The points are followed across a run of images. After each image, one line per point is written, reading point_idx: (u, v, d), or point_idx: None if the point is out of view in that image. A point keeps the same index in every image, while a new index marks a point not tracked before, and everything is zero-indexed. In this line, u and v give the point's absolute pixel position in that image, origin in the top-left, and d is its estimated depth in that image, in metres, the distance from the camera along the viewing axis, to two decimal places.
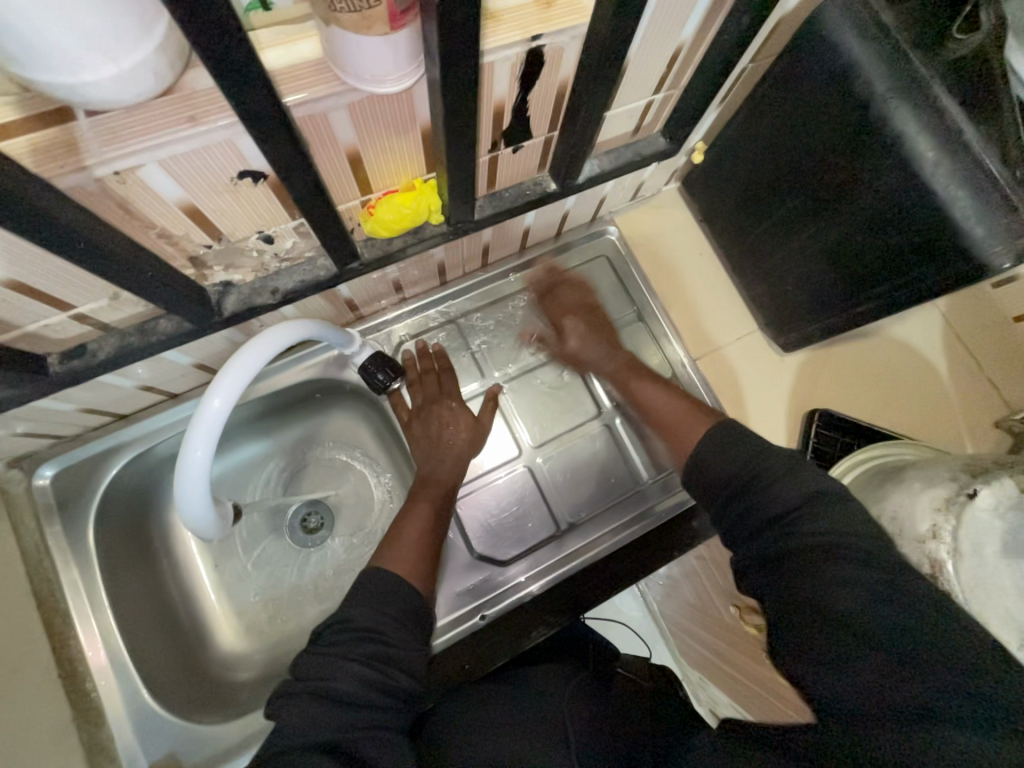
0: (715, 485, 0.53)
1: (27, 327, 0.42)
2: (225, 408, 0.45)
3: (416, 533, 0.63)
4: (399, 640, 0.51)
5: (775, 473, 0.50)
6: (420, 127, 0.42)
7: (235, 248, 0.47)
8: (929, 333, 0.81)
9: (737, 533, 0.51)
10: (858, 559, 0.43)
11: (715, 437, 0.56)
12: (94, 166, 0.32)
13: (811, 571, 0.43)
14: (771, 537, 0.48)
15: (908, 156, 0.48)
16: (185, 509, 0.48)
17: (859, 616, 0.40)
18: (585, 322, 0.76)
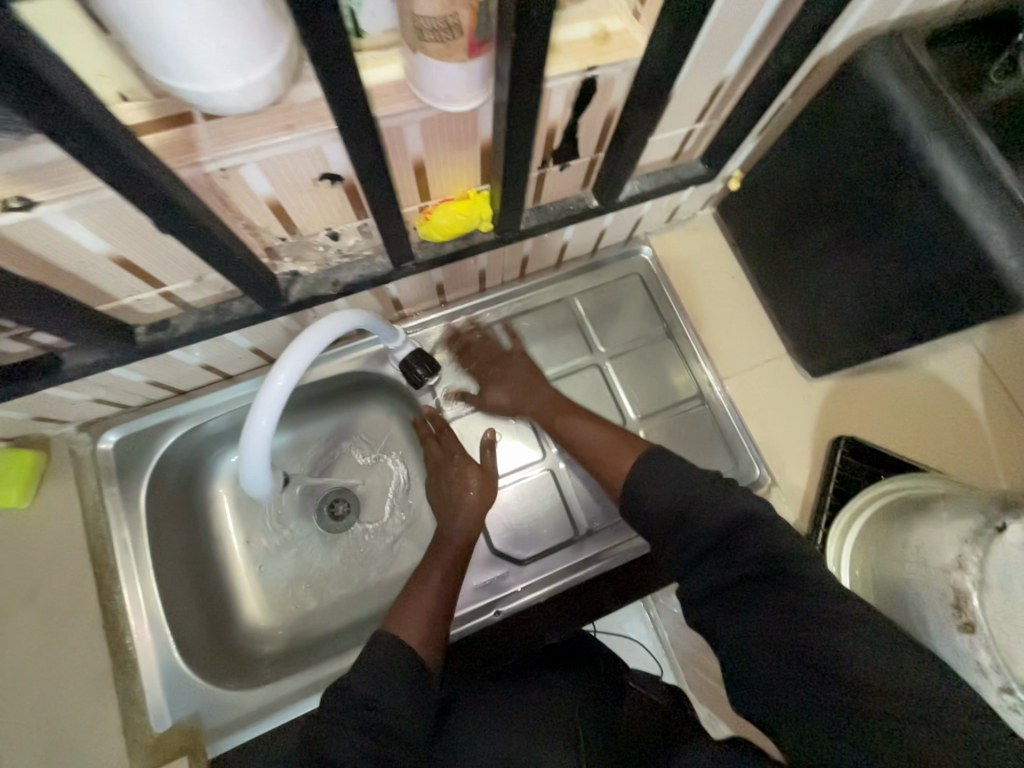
0: (653, 519, 0.55)
1: (123, 299, 0.48)
2: (287, 385, 0.50)
3: (430, 594, 0.64)
4: (401, 716, 0.52)
5: (702, 505, 0.52)
6: (480, 143, 0.47)
7: (305, 242, 0.52)
8: (964, 367, 0.80)
9: (689, 565, 0.51)
10: (803, 589, 0.44)
11: (648, 467, 0.57)
12: (205, 162, 0.37)
13: (766, 600, 0.45)
14: (726, 572, 0.48)
15: (943, 190, 0.50)
16: (246, 473, 0.53)
17: (822, 654, 0.41)
18: (510, 371, 0.77)
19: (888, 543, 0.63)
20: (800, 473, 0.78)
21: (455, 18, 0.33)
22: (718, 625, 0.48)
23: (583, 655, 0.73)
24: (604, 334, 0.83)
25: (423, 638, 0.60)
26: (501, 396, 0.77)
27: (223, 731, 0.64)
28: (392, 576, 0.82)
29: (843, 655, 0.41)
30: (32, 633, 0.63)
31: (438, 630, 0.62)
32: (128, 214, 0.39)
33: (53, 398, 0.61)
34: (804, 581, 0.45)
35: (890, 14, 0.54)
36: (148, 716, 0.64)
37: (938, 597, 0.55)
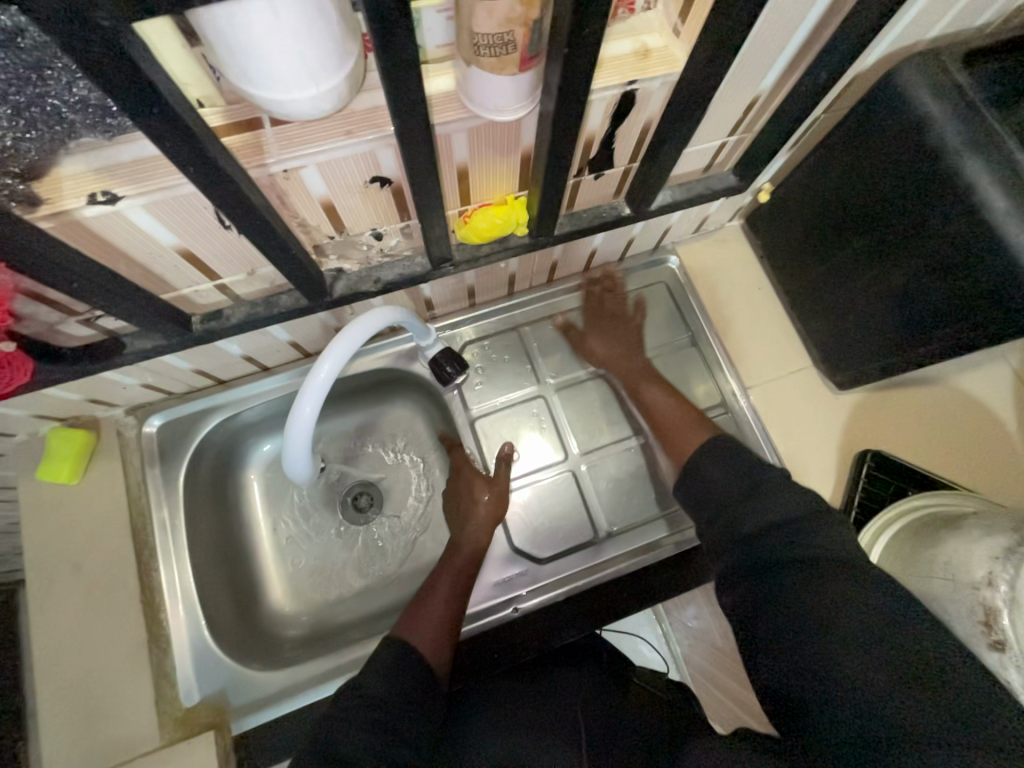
0: (717, 498, 0.57)
1: (182, 289, 0.52)
2: (331, 373, 0.52)
3: (442, 599, 0.65)
4: (406, 715, 0.52)
5: (764, 491, 0.54)
6: (522, 151, 0.49)
7: (351, 241, 0.55)
8: (998, 385, 0.79)
9: (730, 548, 0.53)
10: (846, 583, 0.46)
11: (716, 448, 0.61)
12: (271, 164, 0.40)
13: (807, 595, 0.46)
14: (764, 550, 0.51)
15: (978, 205, 0.50)
16: (288, 458, 0.56)
17: (844, 648, 0.43)
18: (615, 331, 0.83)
19: (914, 559, 0.62)
20: (825, 486, 0.77)
21: (510, 35, 0.35)
22: (756, 618, 0.49)
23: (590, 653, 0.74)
24: (629, 340, 0.85)
25: (434, 644, 0.60)
26: (600, 349, 0.81)
27: (246, 709, 0.67)
28: (413, 569, 0.84)
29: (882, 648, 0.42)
30: (78, 602, 0.67)
31: (449, 637, 0.62)
32: (198, 208, 0.42)
33: (108, 381, 0.65)
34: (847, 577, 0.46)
35: (928, 33, 0.55)
36: (177, 690, 0.67)
37: (964, 614, 0.54)
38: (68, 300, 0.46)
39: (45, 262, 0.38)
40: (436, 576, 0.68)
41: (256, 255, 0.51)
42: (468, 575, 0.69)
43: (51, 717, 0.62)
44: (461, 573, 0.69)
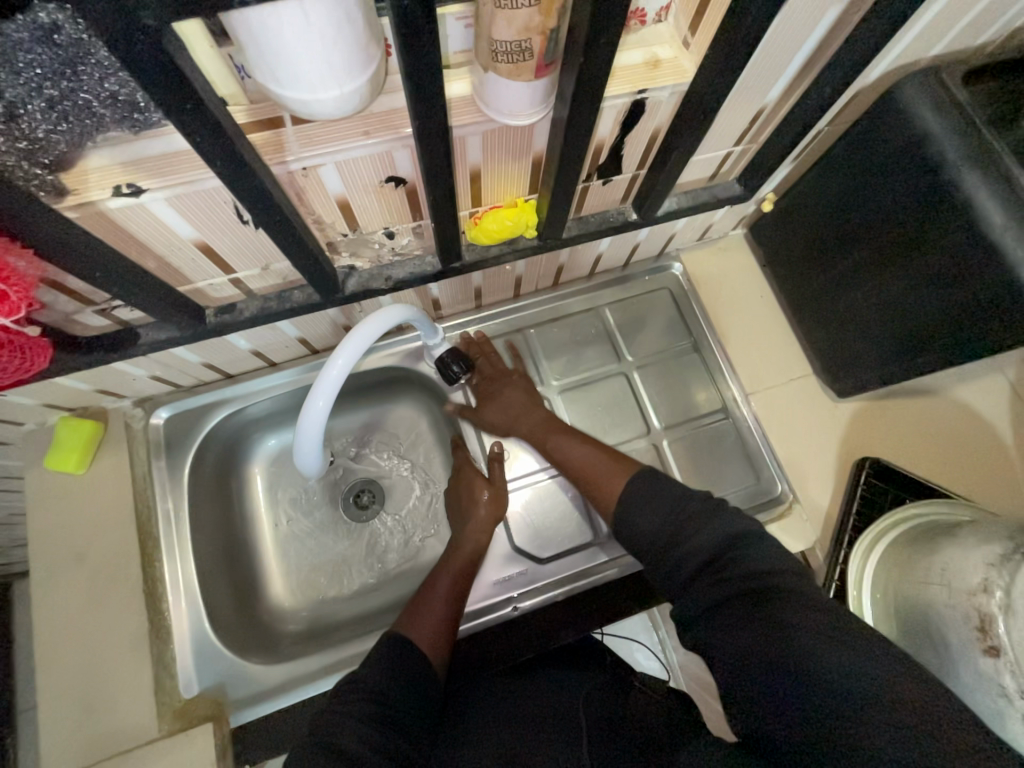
0: (645, 542, 0.56)
1: (198, 282, 0.53)
2: (343, 369, 0.53)
3: (445, 593, 0.66)
4: (405, 707, 0.52)
5: (692, 526, 0.54)
6: (533, 155, 0.51)
7: (364, 239, 0.56)
8: (995, 397, 0.80)
9: (679, 583, 0.53)
10: (792, 602, 0.46)
11: (634, 495, 0.59)
12: (291, 161, 0.42)
13: (760, 611, 0.46)
14: (709, 581, 0.51)
15: (977, 219, 0.52)
16: (300, 453, 0.57)
17: (817, 668, 0.42)
18: (506, 392, 0.77)
19: (911, 565, 0.63)
20: (822, 493, 0.78)
21: (528, 43, 0.36)
22: (712, 637, 0.48)
23: (590, 655, 0.74)
24: (632, 344, 0.86)
25: (435, 642, 0.61)
26: (497, 419, 0.77)
27: (245, 702, 0.67)
28: (413, 568, 0.84)
29: (835, 668, 0.42)
30: (80, 591, 0.67)
31: (450, 634, 0.63)
32: (220, 202, 0.43)
33: (119, 372, 0.65)
34: (795, 594, 0.47)
35: (930, 50, 0.56)
36: (177, 681, 0.67)
37: (961, 619, 0.55)
38: (88, 289, 0.47)
39: (70, 251, 0.39)
40: (435, 574, 0.69)
41: (271, 250, 0.52)
42: (467, 576, 0.69)
43: (50, 705, 0.63)
44: (461, 573, 0.69)
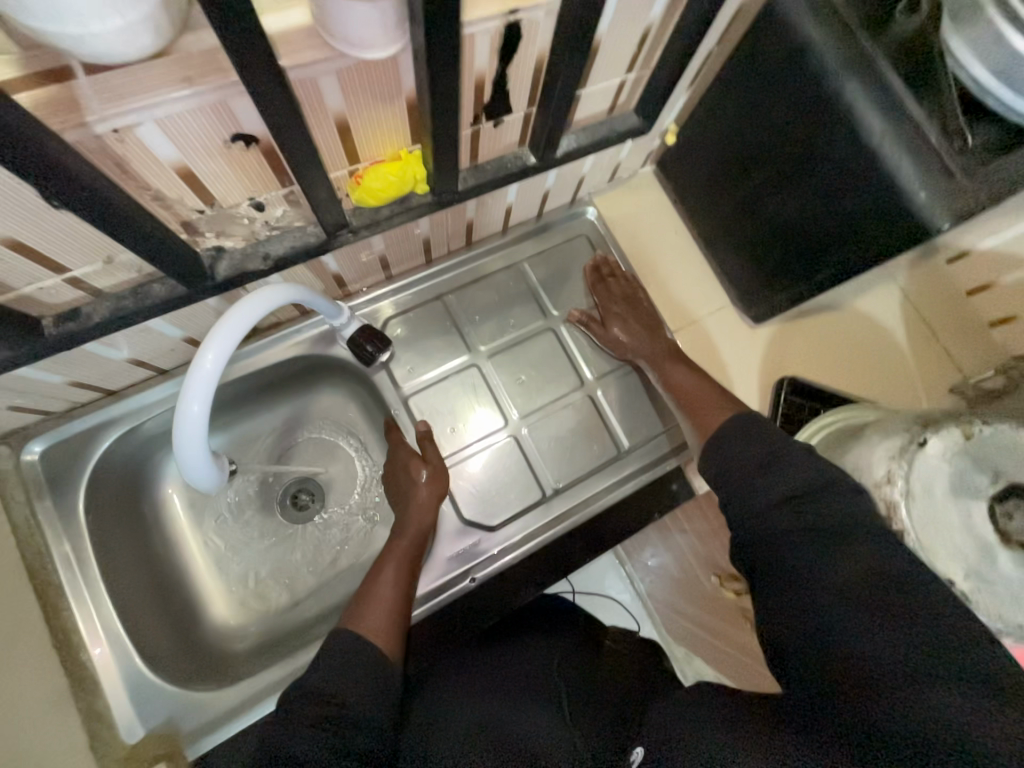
0: (726, 478, 0.57)
1: (21, 289, 0.44)
2: (217, 365, 0.46)
3: (389, 584, 0.64)
4: (365, 703, 0.51)
5: (784, 468, 0.53)
6: (406, 97, 0.45)
7: (228, 215, 0.48)
8: (890, 306, 0.87)
9: (748, 505, 0.54)
10: (841, 549, 0.47)
11: (740, 426, 0.60)
12: (94, 123, 0.34)
13: (797, 553, 0.48)
14: (782, 514, 0.51)
15: (860, 126, 0.53)
16: (187, 469, 0.49)
17: (833, 594, 0.45)
18: (632, 312, 0.80)
19: None
20: None
21: None
22: (764, 555, 0.51)
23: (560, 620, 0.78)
24: (557, 298, 0.85)
25: (388, 631, 0.58)
26: (620, 333, 0.79)
27: (198, 735, 0.63)
28: (365, 559, 0.81)
29: (840, 587, 0.45)
30: None
31: (404, 624, 0.61)
32: (9, 184, 0.35)
33: None
34: (836, 538, 0.48)
35: None
36: (117, 729, 0.61)
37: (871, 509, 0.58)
38: None
39: None
40: (380, 563, 0.66)
41: (107, 238, 0.43)
42: (415, 560, 0.67)
43: None
44: (409, 557, 0.67)
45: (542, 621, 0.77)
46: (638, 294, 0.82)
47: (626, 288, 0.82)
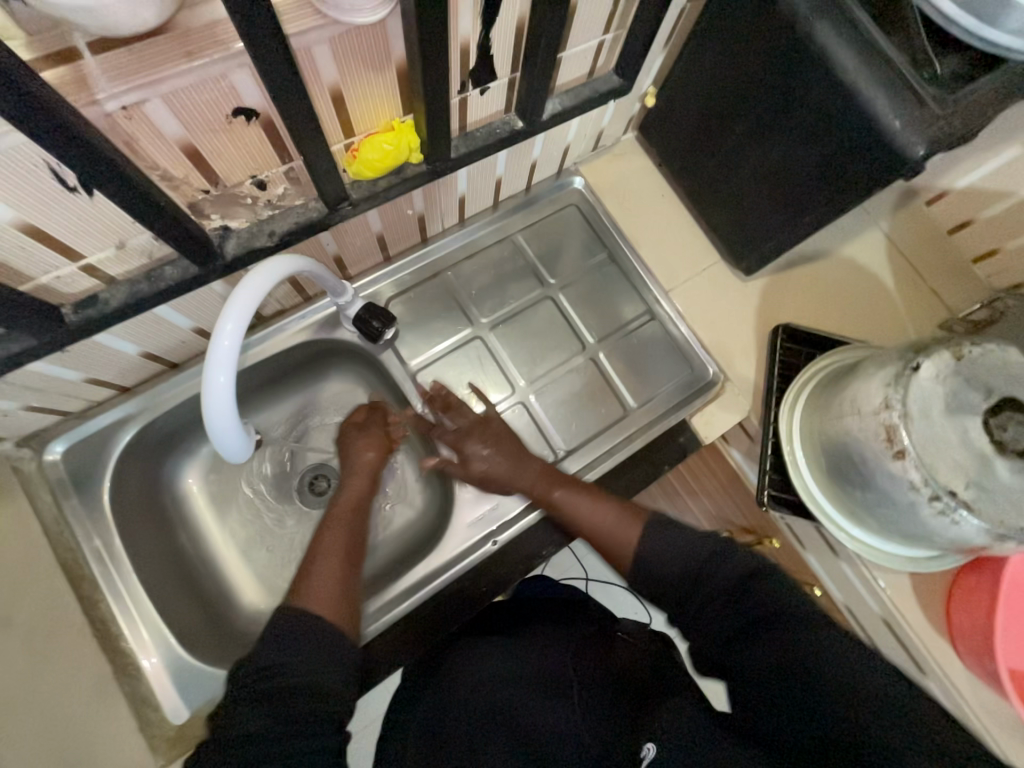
0: (670, 594, 0.55)
1: (40, 278, 0.45)
2: (237, 336, 0.47)
3: (334, 556, 0.63)
4: (308, 672, 0.49)
5: (708, 577, 0.53)
6: (396, 64, 0.47)
7: (231, 195, 0.50)
8: (877, 250, 0.89)
9: (693, 618, 0.53)
10: (774, 652, 0.46)
11: (651, 544, 0.57)
12: (105, 100, 0.35)
13: (744, 657, 0.48)
14: (725, 616, 0.51)
15: (830, 65, 0.54)
16: (219, 439, 0.51)
17: (790, 694, 0.44)
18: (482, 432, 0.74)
19: (830, 406, 0.68)
20: (749, 364, 0.84)
21: None
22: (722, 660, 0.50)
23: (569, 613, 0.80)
24: (553, 268, 0.87)
25: (327, 600, 0.58)
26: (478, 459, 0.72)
27: None
28: (389, 536, 0.83)
29: (793, 681, 0.44)
30: None
31: (355, 601, 0.60)
32: (27, 166, 0.36)
33: None
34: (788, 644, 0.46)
35: None
36: (163, 712, 0.63)
37: (872, 436, 0.60)
38: None
39: None
40: (320, 536, 0.66)
41: (121, 221, 0.45)
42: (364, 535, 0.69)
43: None
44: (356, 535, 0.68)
45: (555, 617, 0.79)
46: (488, 415, 0.76)
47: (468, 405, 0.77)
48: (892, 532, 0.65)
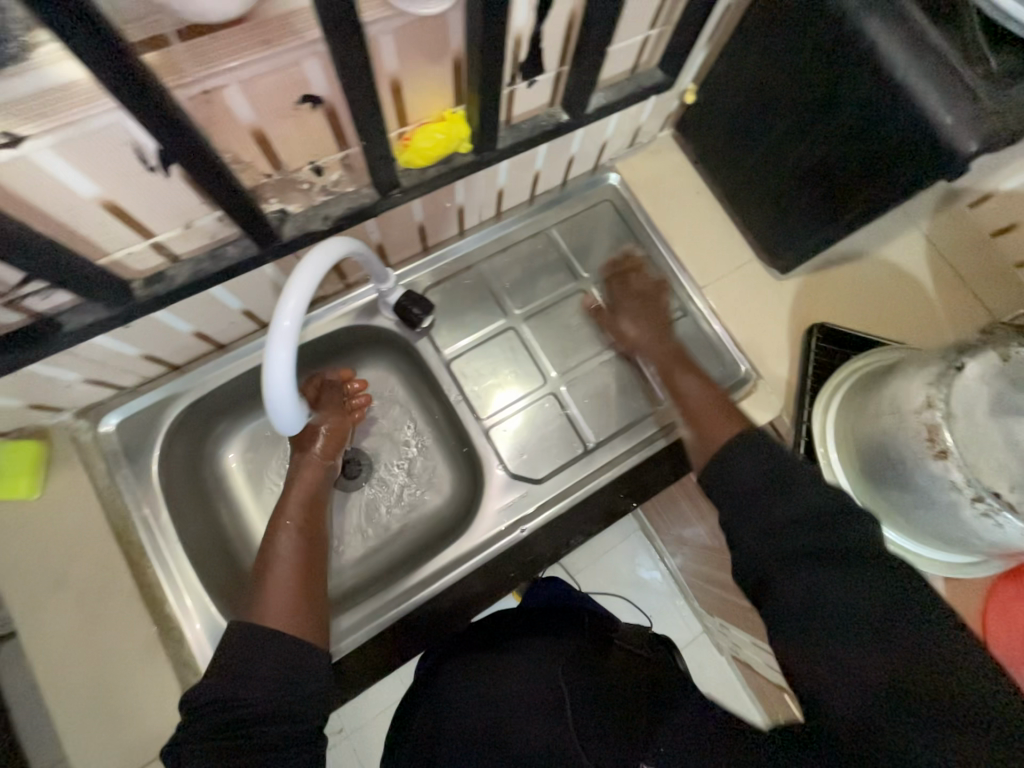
0: (739, 492, 0.55)
1: (115, 253, 0.48)
2: (299, 311, 0.49)
3: (294, 562, 0.62)
4: (263, 700, 0.49)
5: (795, 491, 0.52)
6: (453, 56, 0.48)
7: (290, 180, 0.52)
8: (916, 251, 0.87)
9: (763, 530, 0.51)
10: (844, 582, 0.46)
11: (746, 441, 0.58)
12: (189, 84, 0.38)
13: (811, 579, 0.47)
14: (801, 536, 0.49)
15: (880, 62, 0.54)
16: (275, 411, 0.53)
17: (851, 625, 0.44)
18: (642, 309, 0.81)
19: (867, 406, 0.67)
20: (781, 363, 0.83)
21: None
22: (780, 584, 0.48)
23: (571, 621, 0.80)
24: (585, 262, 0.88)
25: (288, 611, 0.57)
26: (631, 327, 0.80)
27: None
28: (418, 519, 0.85)
29: (856, 613, 0.44)
30: (70, 613, 0.62)
31: (318, 604, 0.60)
32: (115, 146, 0.39)
33: (49, 378, 0.59)
34: (866, 586, 0.45)
35: None
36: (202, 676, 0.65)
37: (912, 435, 0.60)
38: None
39: None
40: (275, 536, 0.65)
41: (190, 201, 0.47)
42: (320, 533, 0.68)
43: (66, 728, 0.59)
44: (309, 535, 0.66)
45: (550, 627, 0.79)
46: (657, 299, 0.83)
47: (648, 286, 0.84)
48: (928, 535, 0.64)
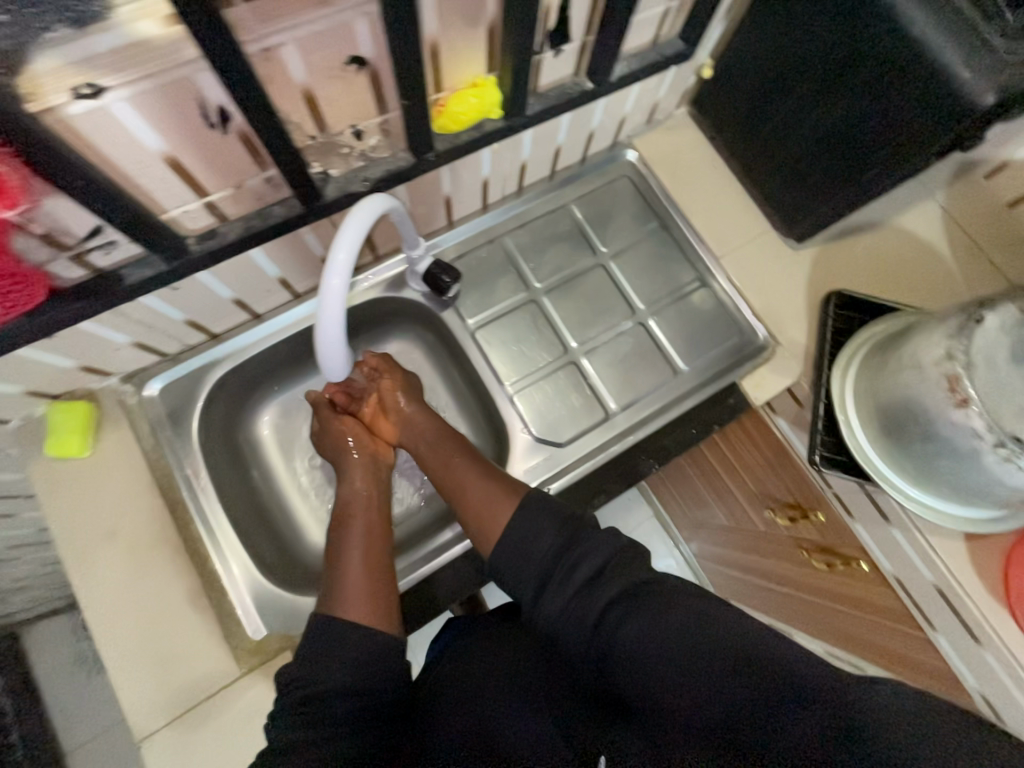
0: (533, 567, 0.57)
1: (171, 211, 0.51)
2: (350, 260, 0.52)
3: (359, 555, 0.64)
4: (339, 681, 0.52)
5: (584, 543, 0.57)
6: (488, 21, 0.51)
7: (333, 142, 0.55)
8: (932, 222, 0.89)
9: (569, 604, 0.53)
10: (650, 605, 0.50)
11: (536, 499, 0.62)
12: (253, 41, 0.41)
13: (625, 626, 0.49)
14: (602, 590, 0.53)
15: (900, 19, 0.56)
16: (328, 353, 0.59)
17: (674, 643, 0.46)
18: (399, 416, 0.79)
19: (886, 362, 0.68)
20: (798, 329, 0.85)
21: None
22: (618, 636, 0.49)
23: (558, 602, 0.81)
24: (604, 235, 0.90)
25: (364, 601, 0.59)
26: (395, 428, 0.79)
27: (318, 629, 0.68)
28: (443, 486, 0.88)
29: (679, 631, 0.47)
30: (120, 564, 0.66)
31: (385, 592, 0.61)
32: (184, 99, 0.42)
33: (103, 339, 0.62)
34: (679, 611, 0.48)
35: None
36: (244, 626, 0.67)
37: (933, 387, 0.60)
38: (61, 226, 0.45)
39: (48, 158, 0.37)
40: (336, 537, 0.67)
41: (243, 159, 0.51)
42: (378, 523, 0.69)
43: (121, 672, 0.62)
44: (368, 531, 0.67)
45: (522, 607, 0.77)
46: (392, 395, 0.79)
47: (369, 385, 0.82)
48: (945, 485, 0.65)
